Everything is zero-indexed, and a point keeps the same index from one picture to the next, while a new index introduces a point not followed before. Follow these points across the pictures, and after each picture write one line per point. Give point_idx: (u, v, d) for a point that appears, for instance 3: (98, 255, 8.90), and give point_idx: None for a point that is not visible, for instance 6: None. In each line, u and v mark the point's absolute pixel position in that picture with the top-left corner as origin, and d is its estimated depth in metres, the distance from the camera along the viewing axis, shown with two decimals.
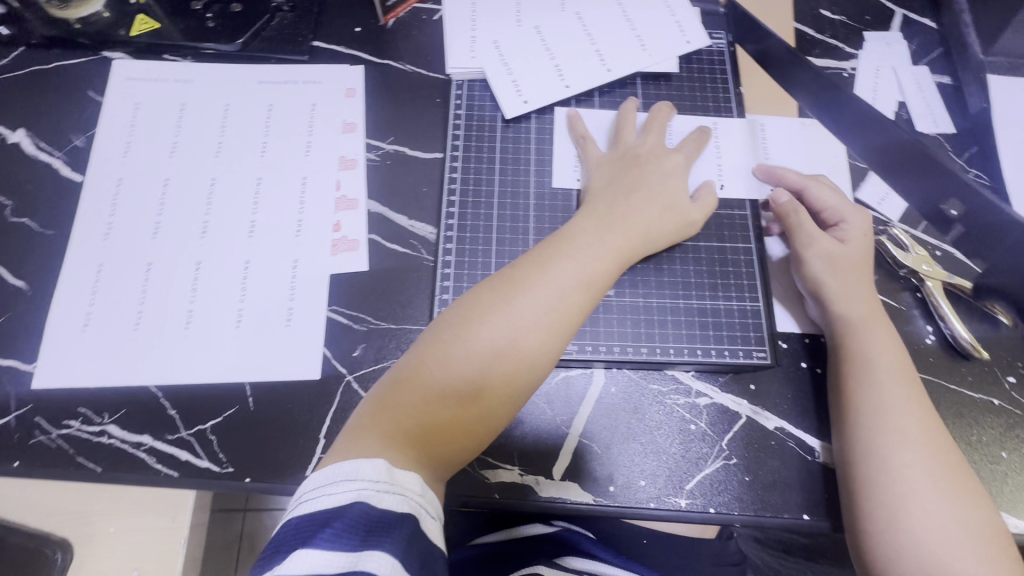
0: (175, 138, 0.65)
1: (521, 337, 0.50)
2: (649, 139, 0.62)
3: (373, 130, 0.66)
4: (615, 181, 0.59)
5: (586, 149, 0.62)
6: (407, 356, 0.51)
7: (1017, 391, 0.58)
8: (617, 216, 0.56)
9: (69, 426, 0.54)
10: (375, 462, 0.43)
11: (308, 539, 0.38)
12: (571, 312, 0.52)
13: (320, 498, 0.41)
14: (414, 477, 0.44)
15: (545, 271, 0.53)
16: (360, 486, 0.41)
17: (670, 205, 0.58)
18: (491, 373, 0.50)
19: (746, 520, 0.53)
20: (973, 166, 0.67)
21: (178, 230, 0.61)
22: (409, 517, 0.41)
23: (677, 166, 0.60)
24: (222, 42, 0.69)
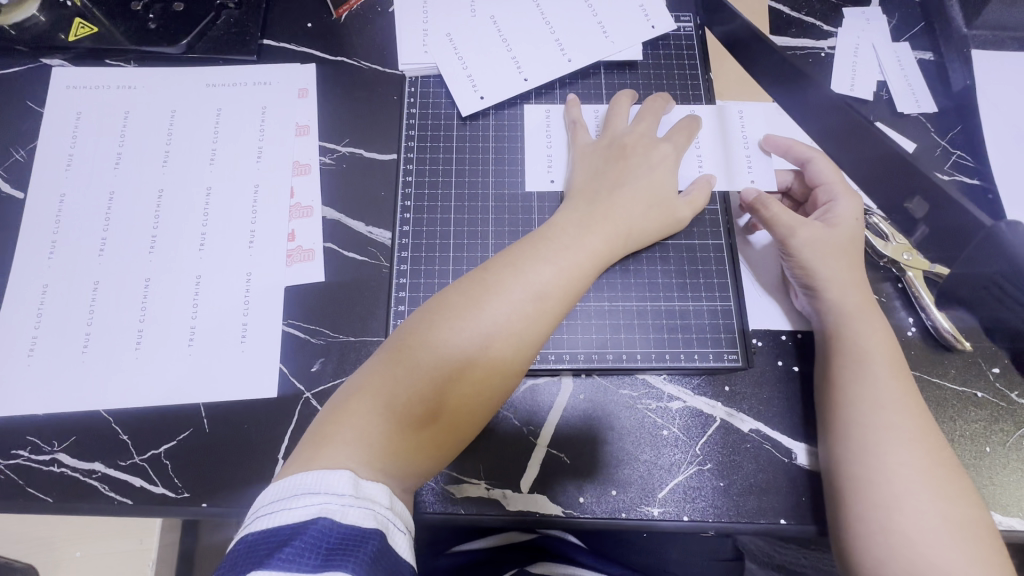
0: (120, 148, 0.62)
1: (496, 345, 0.46)
2: (641, 126, 0.58)
3: (327, 132, 0.63)
4: (599, 175, 0.55)
5: (576, 134, 0.59)
6: (365, 368, 0.45)
7: (1001, 382, 0.56)
8: (595, 217, 0.52)
9: (18, 456, 0.52)
10: (341, 473, 0.38)
11: (262, 561, 0.33)
12: (550, 315, 0.48)
13: (278, 514, 0.36)
14: (382, 488, 0.39)
15: (521, 270, 0.48)
16: (323, 500, 0.36)
17: (658, 200, 0.55)
18: (462, 385, 0.45)
19: (721, 527, 0.51)
20: (956, 147, 0.65)
21: (125, 246, 0.58)
22: (377, 533, 0.36)
23: (666, 158, 0.57)
24: (166, 44, 0.65)
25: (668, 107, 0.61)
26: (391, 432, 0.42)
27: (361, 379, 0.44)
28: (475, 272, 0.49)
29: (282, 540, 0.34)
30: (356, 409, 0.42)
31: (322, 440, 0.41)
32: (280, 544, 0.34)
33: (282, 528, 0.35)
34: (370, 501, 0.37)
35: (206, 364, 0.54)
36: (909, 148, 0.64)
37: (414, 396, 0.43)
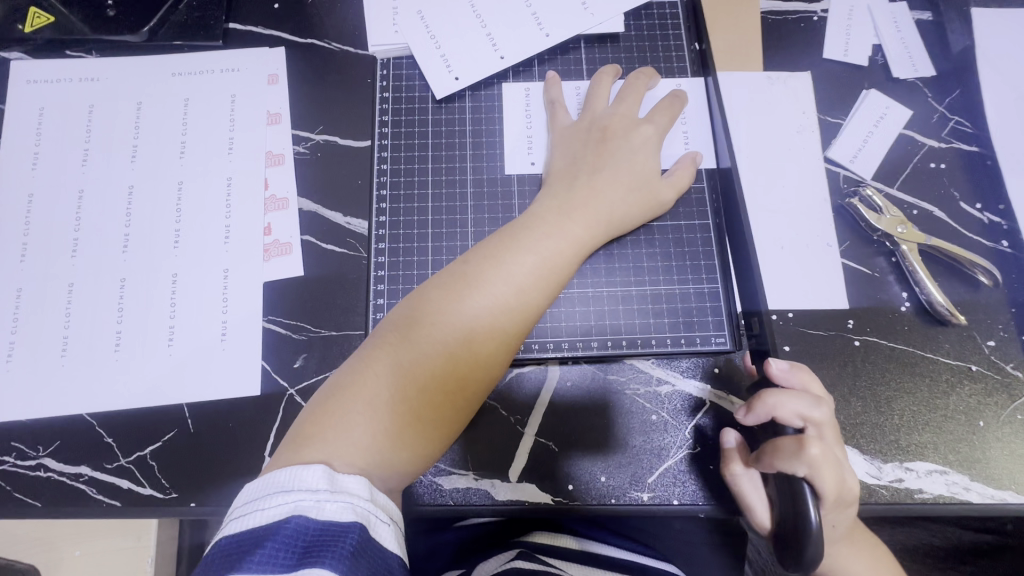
0: (87, 144, 0.60)
1: (477, 338, 0.44)
2: (622, 107, 0.56)
3: (299, 120, 0.61)
4: (580, 159, 0.54)
5: (555, 115, 0.57)
6: (347, 368, 0.44)
7: (996, 355, 0.55)
8: (576, 204, 0.51)
9: (4, 462, 0.51)
10: (315, 468, 0.37)
11: (238, 562, 0.33)
12: (532, 306, 0.46)
13: (254, 513, 0.36)
14: (363, 480, 0.38)
15: (500, 261, 0.47)
16: (297, 497, 0.36)
17: (640, 183, 0.53)
18: (445, 381, 0.43)
19: (711, 510, 0.51)
20: (954, 112, 0.62)
21: (98, 245, 0.57)
22: (356, 526, 0.35)
23: (647, 140, 0.55)
24: (127, 32, 0.62)
25: (653, 81, 0.59)
26: (375, 430, 0.41)
27: (343, 378, 0.43)
28: (455, 265, 0.48)
29: (259, 540, 0.34)
30: (338, 409, 0.41)
31: (305, 440, 0.40)
32: (257, 544, 0.34)
33: (258, 526, 0.35)
34: (348, 495, 0.36)
35: (187, 364, 0.54)
36: (906, 115, 0.62)
37: (396, 394, 0.42)
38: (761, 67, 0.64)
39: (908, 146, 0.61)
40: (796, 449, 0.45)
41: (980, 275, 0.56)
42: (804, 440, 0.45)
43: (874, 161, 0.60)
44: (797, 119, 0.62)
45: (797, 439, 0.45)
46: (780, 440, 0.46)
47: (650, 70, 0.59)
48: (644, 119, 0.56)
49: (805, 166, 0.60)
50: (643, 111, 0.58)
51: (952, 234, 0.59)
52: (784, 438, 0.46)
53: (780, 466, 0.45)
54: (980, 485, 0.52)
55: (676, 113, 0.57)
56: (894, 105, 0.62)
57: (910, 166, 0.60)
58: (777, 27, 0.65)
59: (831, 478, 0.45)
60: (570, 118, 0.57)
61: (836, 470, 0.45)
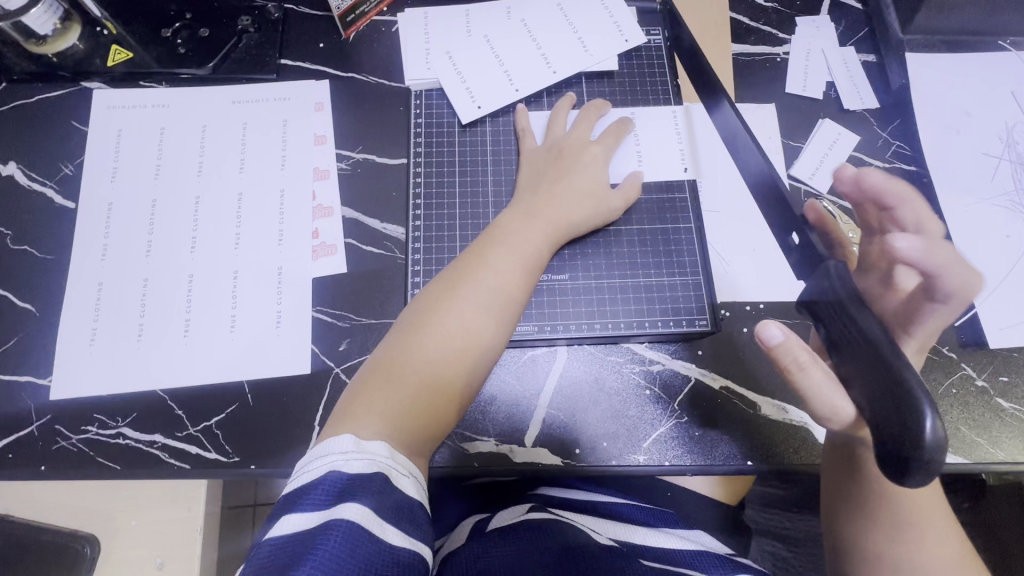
0: (159, 160, 0.69)
1: (469, 318, 0.56)
2: (576, 132, 0.68)
3: (343, 141, 0.71)
4: (541, 176, 0.65)
5: (523, 141, 0.69)
6: (372, 360, 0.55)
7: (934, 339, 0.65)
8: (537, 210, 0.62)
9: (87, 431, 0.59)
10: (342, 438, 0.47)
11: (292, 507, 0.43)
12: (512, 287, 0.58)
13: (301, 474, 0.46)
14: (382, 444, 0.48)
15: (477, 263, 0.59)
16: (332, 458, 0.45)
17: (594, 194, 0.64)
18: (452, 353, 0.55)
19: (696, 469, 0.60)
20: (896, 137, 0.74)
21: (169, 247, 0.66)
22: (379, 475, 0.45)
23: (595, 158, 0.66)
24: (195, 67, 0.73)
25: (603, 109, 0.70)
26: (393, 400, 0.51)
27: (370, 367, 0.55)
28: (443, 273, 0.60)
29: (306, 489, 0.44)
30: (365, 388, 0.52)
31: (342, 416, 0.51)
32: (305, 493, 0.44)
33: (305, 482, 0.45)
34: (370, 454, 0.46)
35: (248, 347, 0.62)
36: (855, 140, 0.73)
37: (412, 368, 0.53)
38: (733, 99, 0.76)
39: (857, 165, 0.72)
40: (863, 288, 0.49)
41: None
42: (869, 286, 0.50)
43: (830, 177, 0.71)
44: (765, 143, 0.73)
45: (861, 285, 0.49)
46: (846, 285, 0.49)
47: (599, 102, 0.70)
48: (595, 141, 0.67)
49: None
50: (596, 133, 0.69)
51: None
52: None
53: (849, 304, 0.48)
54: None
55: (621, 135, 0.68)
56: (845, 132, 0.73)
57: None
58: (747, 66, 0.77)
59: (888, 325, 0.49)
60: (536, 143, 0.69)
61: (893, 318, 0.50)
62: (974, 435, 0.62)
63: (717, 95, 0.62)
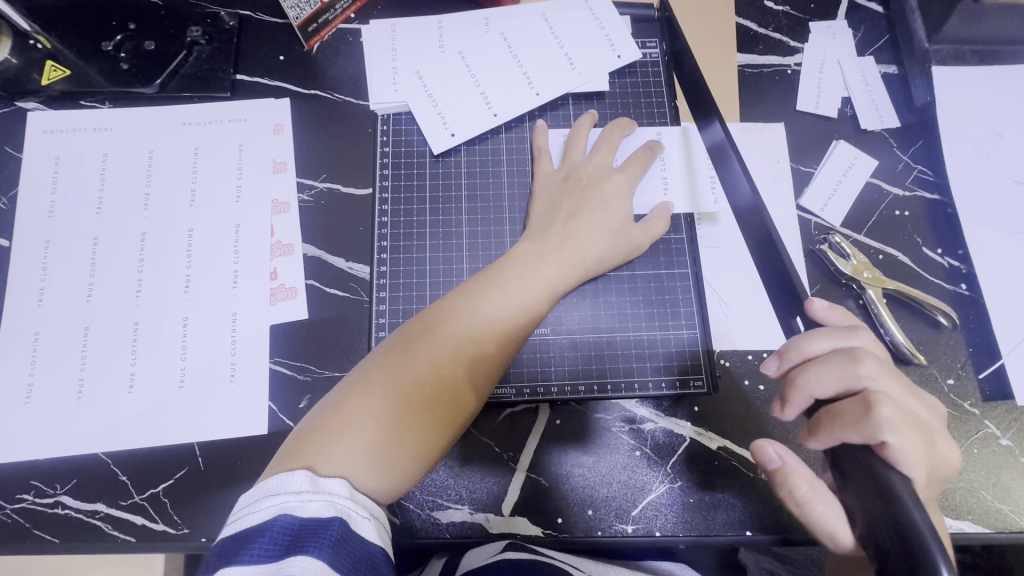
0: (100, 192, 0.63)
1: (476, 341, 0.50)
2: (597, 157, 0.61)
3: (304, 169, 0.65)
4: (557, 208, 0.58)
5: (540, 164, 0.62)
6: (360, 374, 0.49)
7: (955, 393, 0.59)
8: (551, 248, 0.56)
9: (23, 499, 0.54)
10: (297, 474, 0.41)
11: (232, 557, 0.37)
12: (525, 313, 0.53)
13: (245, 516, 0.40)
14: (344, 482, 0.42)
15: (482, 297, 0.52)
16: (283, 499, 0.40)
17: (613, 230, 0.58)
18: (448, 378, 0.49)
19: (690, 541, 0.55)
20: (918, 161, 0.67)
21: (113, 291, 0.60)
22: (337, 520, 0.39)
23: (618, 190, 0.59)
24: (140, 84, 0.66)
25: (629, 130, 0.63)
26: (368, 442, 0.45)
27: (358, 383, 0.49)
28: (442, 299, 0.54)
29: (249, 537, 0.38)
30: (341, 418, 0.46)
31: (304, 445, 0.45)
32: (248, 540, 0.38)
33: (249, 526, 0.39)
34: (329, 494, 0.41)
35: (198, 404, 0.57)
36: (873, 165, 0.66)
37: (406, 391, 0.47)
38: (738, 118, 0.68)
39: (874, 194, 0.65)
40: (863, 412, 0.43)
41: (941, 317, 0.60)
42: (874, 400, 0.43)
43: (843, 209, 0.65)
44: (772, 168, 0.66)
45: (863, 401, 0.43)
46: (844, 405, 0.44)
47: (625, 121, 0.63)
48: (617, 169, 0.60)
49: (779, 213, 0.65)
50: (618, 160, 0.62)
51: (915, 277, 0.63)
52: (844, 402, 0.45)
53: (847, 435, 0.44)
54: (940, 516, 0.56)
55: (648, 164, 0.61)
56: (862, 156, 0.66)
57: (876, 213, 0.65)
58: (753, 79, 0.69)
59: (911, 440, 0.43)
60: (553, 167, 0.62)
61: (917, 430, 0.43)
62: (996, 502, 0.56)
63: (711, 119, 0.57)
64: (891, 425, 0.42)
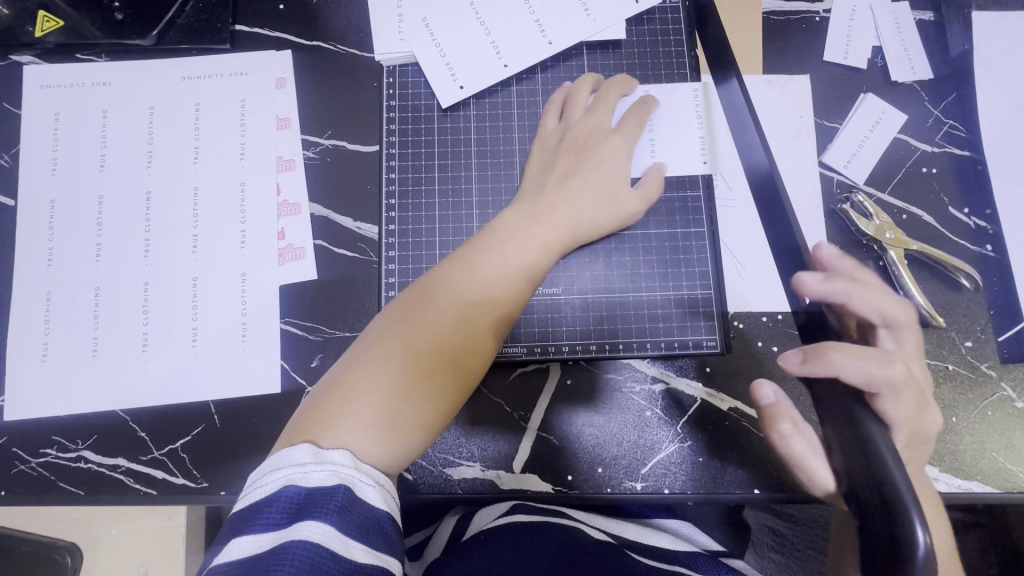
0: (103, 150, 0.61)
1: (476, 309, 0.49)
2: (594, 117, 0.58)
3: (309, 125, 0.63)
4: (552, 168, 0.57)
5: (545, 117, 0.60)
6: (355, 350, 0.48)
7: (971, 354, 0.58)
8: (544, 211, 0.54)
9: (47, 454, 0.56)
10: (301, 447, 0.42)
11: (244, 528, 0.39)
12: (526, 279, 0.52)
13: (255, 488, 0.41)
14: (346, 451, 0.43)
15: (476, 266, 0.51)
16: (288, 471, 0.41)
17: (607, 192, 0.56)
18: (451, 348, 0.48)
19: (698, 499, 0.55)
20: (950, 115, 0.63)
21: (121, 251, 0.59)
22: (341, 487, 0.40)
23: (615, 151, 0.57)
24: (137, 36, 0.63)
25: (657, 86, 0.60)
26: (371, 415, 0.45)
27: (355, 357, 0.47)
28: (434, 270, 0.53)
29: (258, 509, 0.40)
30: (341, 394, 0.46)
31: (307, 421, 0.45)
32: (258, 512, 0.39)
33: (259, 499, 0.40)
34: (332, 464, 0.41)
35: (212, 363, 0.57)
36: (902, 119, 0.63)
37: (408, 365, 0.47)
38: (761, 69, 0.65)
39: (902, 149, 0.63)
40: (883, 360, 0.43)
41: (963, 278, 0.59)
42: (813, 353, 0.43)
43: (868, 166, 0.62)
44: (795, 123, 0.63)
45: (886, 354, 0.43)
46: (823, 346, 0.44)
47: (624, 78, 0.60)
48: (614, 130, 0.58)
49: (801, 170, 0.62)
50: (615, 120, 0.60)
51: (938, 237, 0.61)
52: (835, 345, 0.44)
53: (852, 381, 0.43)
54: (949, 476, 0.56)
55: (642, 122, 0.58)
56: (891, 109, 0.63)
57: (902, 170, 0.62)
58: (779, 27, 0.65)
59: (903, 402, 0.44)
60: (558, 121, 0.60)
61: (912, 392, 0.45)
62: (1006, 462, 0.56)
63: (728, 75, 0.56)
64: (888, 382, 0.43)
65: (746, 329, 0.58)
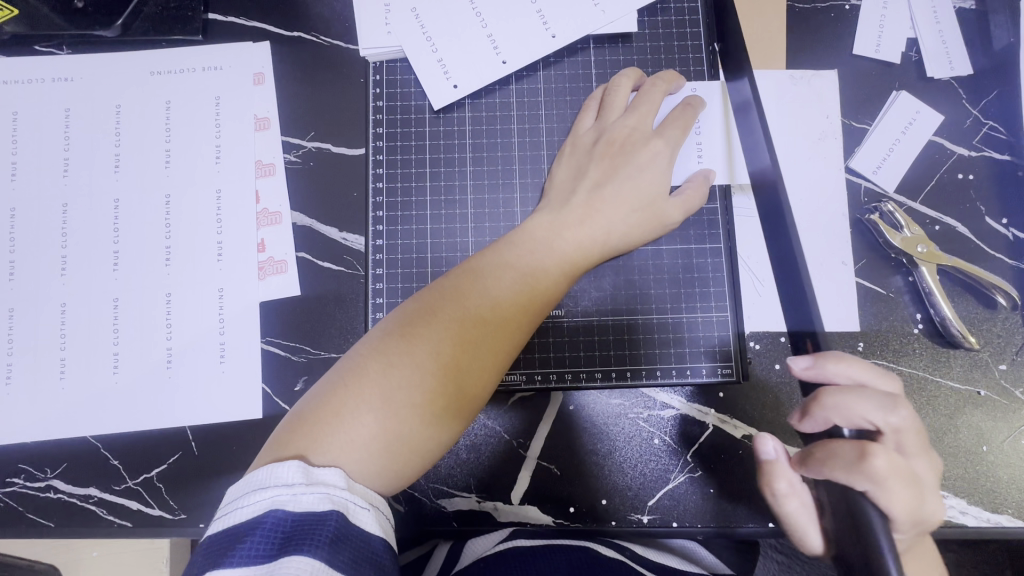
0: (66, 153, 0.57)
1: (488, 323, 0.45)
2: (634, 118, 0.53)
3: (291, 126, 0.57)
4: (583, 175, 0.52)
5: (580, 115, 0.55)
6: (355, 355, 0.44)
7: (1005, 379, 0.54)
8: (571, 222, 0.50)
9: (14, 483, 0.53)
10: (290, 464, 0.38)
11: (219, 558, 0.34)
12: (542, 293, 0.47)
13: (233, 512, 0.36)
14: (340, 472, 0.39)
15: (493, 273, 0.47)
16: (274, 493, 0.36)
17: (645, 202, 0.51)
18: (456, 365, 0.44)
19: (708, 532, 0.52)
20: (990, 116, 0.58)
21: (88, 263, 0.55)
22: (334, 514, 0.36)
23: (656, 157, 0.52)
24: (98, 27, 0.57)
25: (675, 84, 0.55)
26: (365, 434, 0.41)
27: (356, 365, 0.43)
28: (449, 274, 0.49)
29: (236, 536, 0.35)
30: (337, 405, 0.42)
31: (298, 432, 0.41)
32: (237, 540, 0.35)
33: (238, 523, 0.36)
34: (324, 486, 0.37)
35: (187, 386, 0.53)
36: (937, 121, 0.58)
37: (410, 381, 0.42)
38: (784, 64, 0.59)
39: (936, 154, 0.57)
40: (856, 457, 0.41)
41: (1000, 296, 0.54)
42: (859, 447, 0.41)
43: (898, 173, 0.57)
44: (820, 125, 0.58)
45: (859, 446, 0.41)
46: (838, 446, 0.43)
47: (672, 74, 0.55)
48: (654, 133, 0.53)
49: (825, 178, 0.57)
50: (656, 122, 0.54)
51: (973, 251, 0.56)
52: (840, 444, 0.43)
53: (836, 476, 0.42)
54: (977, 510, 0.52)
55: (687, 125, 0.53)
56: (925, 110, 0.58)
57: (936, 178, 0.57)
58: (804, 18, 0.60)
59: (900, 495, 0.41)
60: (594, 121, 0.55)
61: (907, 483, 0.42)
62: None
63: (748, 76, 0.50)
64: (878, 475, 0.40)
65: (763, 352, 0.54)
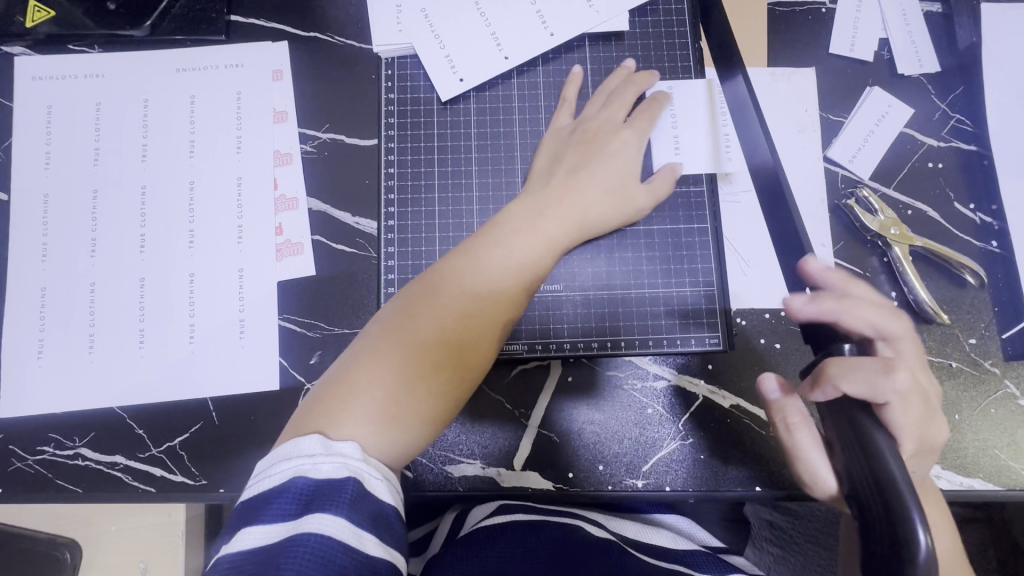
0: (97, 143, 0.60)
1: (483, 299, 0.49)
2: (606, 112, 0.58)
3: (307, 119, 0.62)
4: (561, 160, 0.56)
5: (558, 113, 0.60)
6: (361, 341, 0.47)
7: (975, 353, 0.58)
8: (550, 203, 0.54)
9: (44, 451, 0.56)
10: (310, 437, 0.40)
11: (252, 519, 0.38)
12: (532, 270, 0.51)
13: (263, 479, 0.40)
14: (357, 443, 0.41)
15: (484, 255, 0.51)
16: (298, 462, 0.39)
17: (617, 186, 0.55)
18: (459, 339, 0.47)
19: (700, 496, 0.55)
20: (956, 110, 0.62)
21: (117, 246, 0.58)
22: (351, 480, 0.39)
23: (625, 146, 0.56)
24: (128, 27, 0.62)
25: (650, 82, 0.59)
26: (374, 412, 0.43)
27: (363, 349, 0.47)
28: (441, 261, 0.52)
29: (266, 500, 0.38)
30: (346, 385, 0.44)
31: (315, 413, 0.43)
32: (266, 502, 0.38)
33: (267, 489, 0.39)
34: (342, 456, 0.40)
35: (208, 359, 0.56)
36: (908, 113, 0.62)
37: (416, 355, 0.46)
38: (766, 62, 0.64)
39: (906, 145, 0.62)
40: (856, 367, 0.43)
41: (968, 275, 0.58)
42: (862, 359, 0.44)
43: (873, 161, 0.61)
44: (800, 117, 0.62)
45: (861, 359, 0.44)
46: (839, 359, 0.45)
47: (642, 75, 0.59)
48: (625, 124, 0.57)
49: (806, 166, 0.61)
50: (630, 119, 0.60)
51: (944, 233, 0.60)
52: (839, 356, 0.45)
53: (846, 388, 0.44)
54: (950, 473, 0.55)
55: (654, 117, 0.58)
56: (897, 103, 0.62)
57: (908, 165, 0.61)
58: (784, 19, 0.64)
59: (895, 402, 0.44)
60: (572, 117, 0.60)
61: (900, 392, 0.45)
62: (1008, 460, 0.56)
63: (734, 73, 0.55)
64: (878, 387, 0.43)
65: (750, 327, 0.58)
